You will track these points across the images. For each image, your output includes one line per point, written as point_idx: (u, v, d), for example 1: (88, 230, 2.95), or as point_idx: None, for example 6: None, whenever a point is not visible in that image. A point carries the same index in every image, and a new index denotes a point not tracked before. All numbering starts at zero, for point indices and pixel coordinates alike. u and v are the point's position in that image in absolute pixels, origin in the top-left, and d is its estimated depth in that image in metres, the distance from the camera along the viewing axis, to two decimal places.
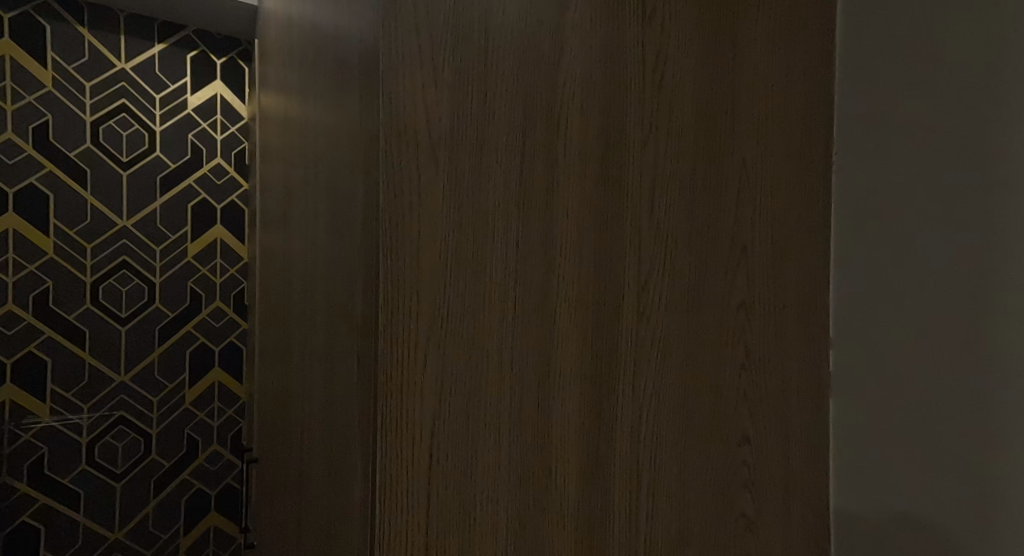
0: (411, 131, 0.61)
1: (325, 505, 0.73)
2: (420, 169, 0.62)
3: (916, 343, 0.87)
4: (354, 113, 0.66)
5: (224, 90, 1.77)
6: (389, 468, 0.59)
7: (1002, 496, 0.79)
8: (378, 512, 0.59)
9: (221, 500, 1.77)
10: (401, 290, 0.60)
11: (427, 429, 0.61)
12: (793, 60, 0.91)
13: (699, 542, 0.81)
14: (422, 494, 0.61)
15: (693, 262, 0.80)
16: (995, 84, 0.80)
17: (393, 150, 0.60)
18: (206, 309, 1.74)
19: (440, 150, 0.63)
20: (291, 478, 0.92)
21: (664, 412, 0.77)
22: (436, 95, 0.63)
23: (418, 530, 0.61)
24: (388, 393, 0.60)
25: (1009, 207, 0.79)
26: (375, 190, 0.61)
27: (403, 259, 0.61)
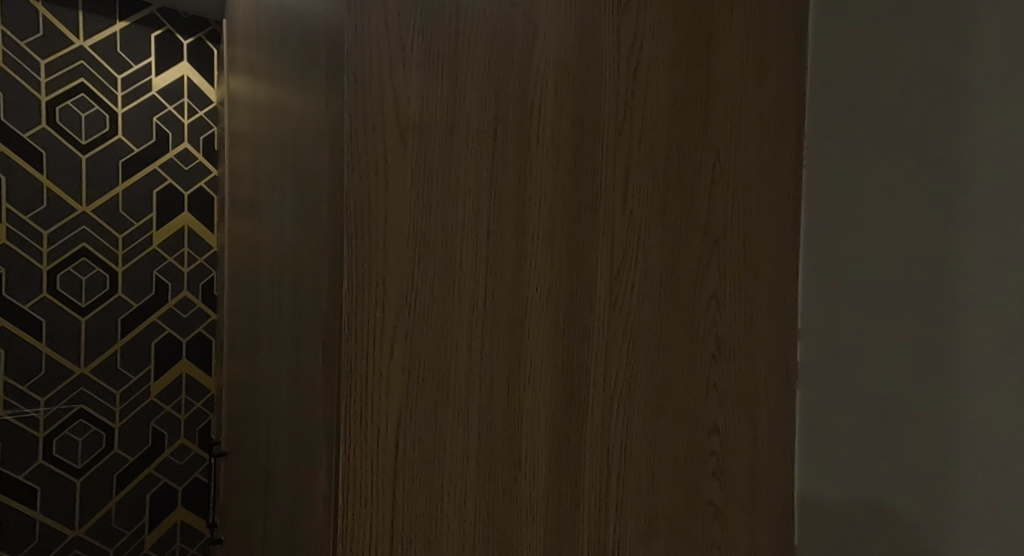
0: (378, 114, 0.61)
1: (291, 500, 0.76)
2: (387, 157, 0.62)
3: (876, 329, 0.91)
4: (321, 91, 0.64)
5: (190, 73, 1.86)
6: (350, 463, 0.61)
7: (951, 476, 0.84)
8: (341, 507, 0.60)
9: (185, 495, 1.88)
10: (367, 283, 0.61)
11: (395, 429, 0.63)
12: (768, 51, 0.94)
13: (668, 531, 0.84)
14: (389, 494, 0.62)
15: (666, 254, 0.83)
16: (955, 85, 0.84)
17: (357, 137, 0.60)
18: (172, 299, 1.84)
19: (411, 150, 0.63)
20: (260, 473, 0.97)
21: (635, 400, 0.80)
22: (404, 75, 0.62)
23: (383, 525, 0.62)
24: (353, 384, 0.61)
25: (964, 203, 0.83)
26: (340, 174, 0.61)
27: (367, 248, 0.61)
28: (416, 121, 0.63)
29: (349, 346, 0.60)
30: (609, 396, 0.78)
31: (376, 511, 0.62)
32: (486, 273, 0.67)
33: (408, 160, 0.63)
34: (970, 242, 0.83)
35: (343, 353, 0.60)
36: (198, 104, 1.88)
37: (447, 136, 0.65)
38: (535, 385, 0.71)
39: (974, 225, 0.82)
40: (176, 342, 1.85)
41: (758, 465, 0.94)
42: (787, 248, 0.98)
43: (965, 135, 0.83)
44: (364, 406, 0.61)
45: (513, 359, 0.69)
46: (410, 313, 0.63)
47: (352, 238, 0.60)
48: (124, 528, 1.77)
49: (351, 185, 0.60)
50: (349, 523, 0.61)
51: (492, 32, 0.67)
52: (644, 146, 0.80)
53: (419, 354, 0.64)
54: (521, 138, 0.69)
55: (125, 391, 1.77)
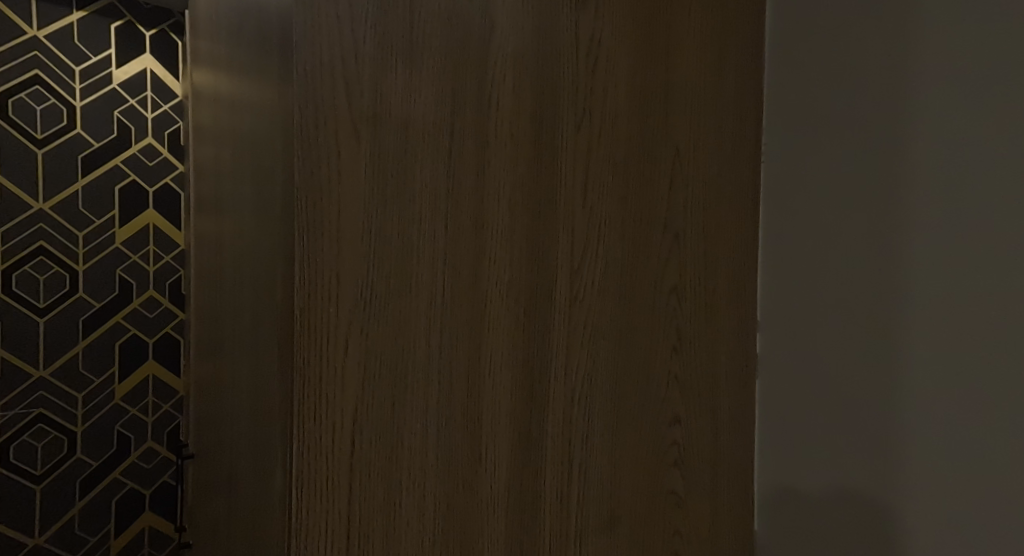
0: (330, 108, 0.61)
1: (251, 498, 0.75)
2: (341, 152, 0.61)
3: (832, 320, 0.94)
4: (277, 85, 0.63)
5: (152, 65, 1.81)
6: (304, 458, 0.60)
7: (902, 459, 0.86)
8: (295, 504, 0.60)
9: (155, 500, 1.82)
10: (319, 278, 0.61)
11: (350, 424, 0.62)
12: (726, 48, 0.95)
13: (630, 520, 0.85)
14: (346, 490, 0.62)
15: (626, 247, 0.84)
16: (903, 80, 0.87)
17: (309, 132, 0.60)
18: (138, 299, 1.79)
19: (364, 144, 0.63)
20: (223, 472, 0.95)
21: (596, 393, 0.81)
22: (357, 69, 0.62)
23: (340, 519, 0.62)
24: (307, 380, 0.60)
25: (912, 195, 0.86)
26: (290, 168, 0.61)
27: (320, 243, 0.61)
28: (370, 116, 0.63)
29: (302, 342, 0.60)
30: (571, 389, 0.78)
31: (331, 508, 0.62)
32: (444, 268, 0.67)
33: (361, 154, 0.62)
34: (917, 235, 0.85)
35: (297, 349, 0.60)
36: (163, 97, 1.83)
37: (403, 131, 0.65)
38: (495, 379, 0.72)
39: (921, 217, 0.85)
40: (141, 342, 1.80)
41: (719, 454, 0.96)
42: (746, 241, 0.99)
43: (911, 131, 0.86)
44: (319, 401, 0.61)
45: (473, 353, 0.70)
46: (365, 307, 0.63)
47: (304, 233, 0.60)
48: (88, 535, 1.72)
49: (300, 180, 0.60)
50: (304, 520, 0.61)
51: (448, 26, 0.67)
52: (603, 142, 0.81)
53: (376, 348, 0.64)
54: (479, 133, 0.70)
55: (88, 395, 1.72)
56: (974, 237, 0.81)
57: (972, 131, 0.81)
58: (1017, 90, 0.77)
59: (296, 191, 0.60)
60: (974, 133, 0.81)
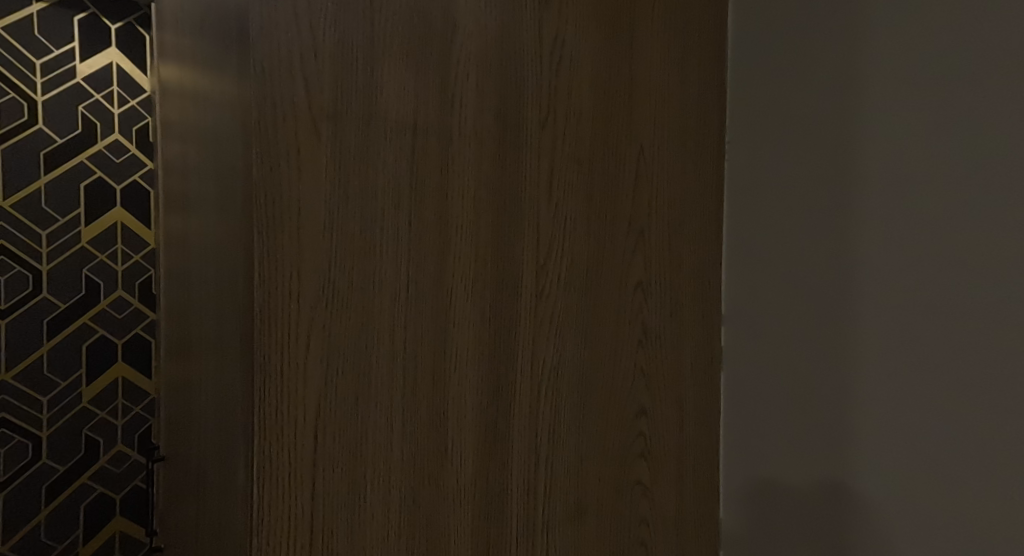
0: (290, 106, 0.61)
1: (216, 499, 0.75)
2: (301, 149, 0.62)
3: (792, 310, 0.96)
4: (237, 81, 0.63)
5: (119, 59, 1.79)
6: (266, 453, 0.61)
7: (858, 444, 0.89)
8: (257, 499, 0.60)
9: (124, 504, 1.79)
10: (279, 275, 0.61)
11: (314, 419, 0.63)
12: (690, 47, 0.97)
13: (598, 510, 0.87)
14: (309, 487, 0.63)
15: (592, 243, 0.85)
16: (857, 77, 0.89)
17: (268, 130, 0.60)
18: (106, 299, 1.76)
19: (325, 140, 0.63)
20: (190, 475, 0.94)
21: (563, 385, 0.82)
22: (317, 66, 0.62)
23: (303, 514, 0.62)
24: (267, 376, 0.61)
25: (865, 188, 0.89)
26: (249, 165, 0.61)
27: (282, 240, 0.61)
28: (330, 113, 0.63)
29: (262, 338, 0.60)
30: (537, 383, 0.79)
31: (294, 504, 0.62)
32: (409, 263, 0.68)
33: (321, 150, 0.62)
34: (871, 231, 0.88)
35: (257, 345, 0.60)
36: (130, 92, 1.81)
37: (364, 126, 0.65)
38: (461, 375, 0.72)
39: (875, 210, 0.88)
40: (109, 343, 1.77)
41: (684, 446, 0.98)
42: (709, 236, 1.01)
43: (863, 127, 0.89)
44: (280, 397, 0.61)
45: (438, 348, 0.70)
46: (328, 303, 0.63)
47: (265, 227, 0.60)
48: (55, 541, 1.68)
49: (258, 175, 0.60)
50: (265, 515, 0.61)
51: (411, 23, 0.68)
52: (568, 139, 0.82)
53: (339, 344, 0.64)
54: (443, 129, 0.70)
55: (53, 398, 1.68)
56: (922, 229, 0.84)
57: (920, 130, 0.84)
58: (962, 89, 0.80)
59: (255, 185, 0.60)
60: (921, 132, 0.84)
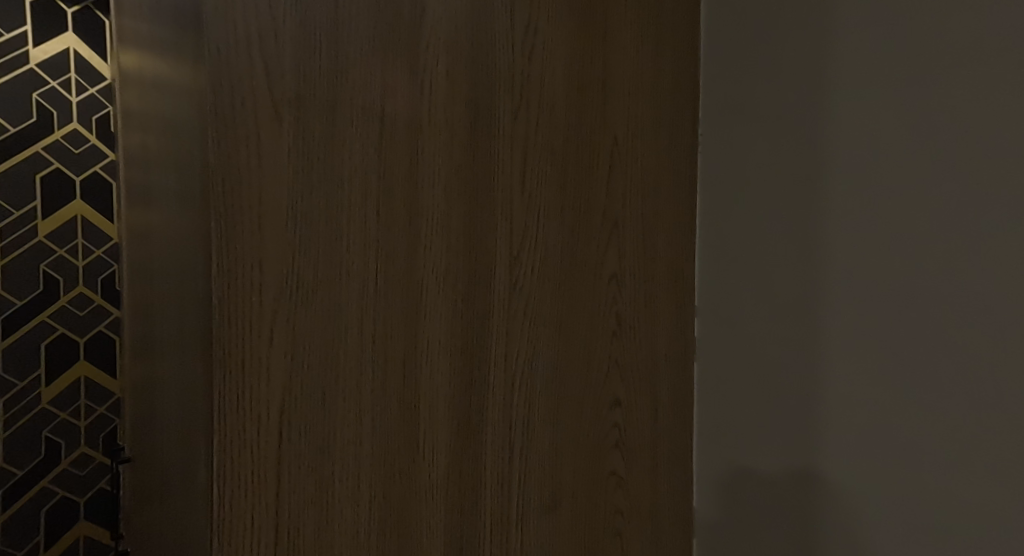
0: (248, 88, 0.58)
1: (178, 502, 0.72)
2: (261, 134, 0.59)
3: (765, 300, 0.96)
4: (192, 63, 0.59)
5: (77, 45, 1.60)
6: (227, 451, 0.58)
7: (832, 433, 0.89)
8: (216, 499, 0.57)
9: (91, 508, 1.63)
10: (239, 264, 0.58)
11: (278, 416, 0.60)
12: (663, 37, 0.96)
13: (572, 502, 0.86)
14: (273, 482, 0.60)
15: (565, 233, 0.84)
16: (826, 67, 0.89)
17: (225, 114, 0.57)
18: (65, 296, 1.59)
19: (287, 124, 0.60)
20: (154, 480, 0.91)
21: (537, 377, 0.81)
22: (278, 48, 0.59)
23: (267, 513, 0.60)
24: (228, 371, 0.58)
25: (833, 179, 0.89)
26: (205, 151, 0.57)
27: (242, 230, 0.58)
28: (292, 96, 0.60)
29: (221, 330, 0.57)
30: (510, 375, 0.78)
31: (258, 501, 0.59)
32: (376, 253, 0.66)
33: (283, 135, 0.60)
34: (841, 221, 0.88)
35: (216, 339, 0.57)
36: (90, 80, 1.62)
37: (329, 110, 0.62)
38: (432, 368, 0.70)
39: (845, 200, 0.87)
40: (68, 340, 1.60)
41: (659, 435, 0.98)
42: (682, 228, 1.01)
43: (833, 118, 0.89)
44: (241, 390, 0.58)
45: (410, 341, 0.69)
46: (292, 295, 0.60)
47: (223, 216, 0.57)
48: (13, 549, 1.54)
49: (214, 160, 0.57)
50: (225, 513, 0.58)
51: (377, 5, 0.65)
52: (541, 127, 0.80)
53: (304, 337, 0.61)
54: (412, 116, 0.68)
55: (9, 400, 1.52)
56: (891, 220, 0.83)
57: (889, 120, 0.84)
58: (932, 77, 0.80)
59: (211, 171, 0.57)
60: (890, 122, 0.84)
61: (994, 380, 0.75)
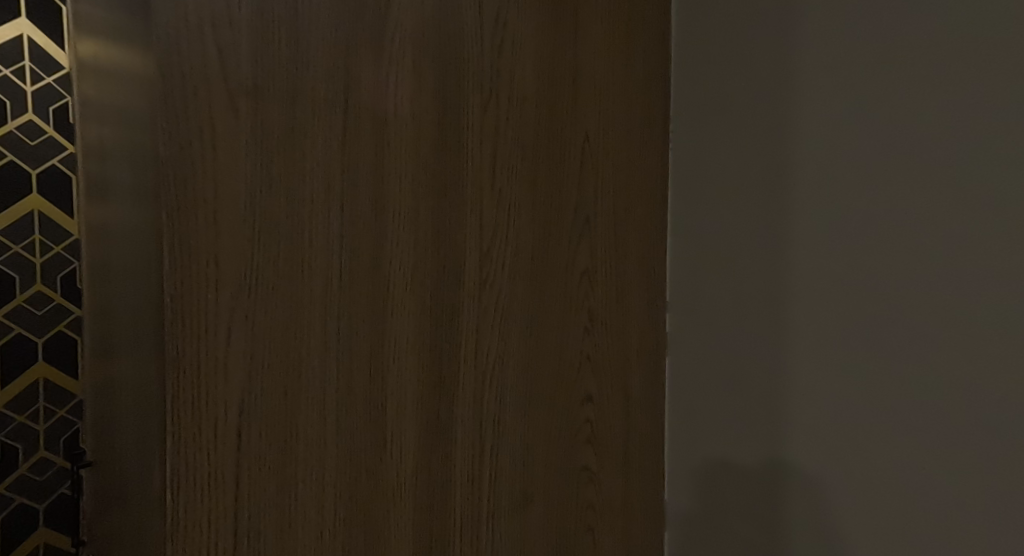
0: (202, 79, 0.56)
1: (135, 508, 0.69)
2: (216, 127, 0.56)
3: (734, 296, 0.96)
4: (140, 51, 0.56)
5: (31, 31, 1.36)
6: (182, 453, 0.55)
7: (800, 427, 0.89)
8: (171, 504, 0.55)
9: (52, 517, 1.38)
10: (194, 261, 0.56)
11: (237, 417, 0.58)
12: (633, 33, 0.96)
13: (544, 499, 0.85)
14: (232, 486, 0.58)
15: (537, 230, 0.83)
16: (792, 64, 0.90)
17: (176, 104, 0.55)
18: (23, 295, 1.36)
19: (244, 116, 0.58)
20: (113, 486, 0.87)
21: (508, 375, 0.80)
22: (233, 38, 0.57)
23: (226, 517, 0.58)
24: (183, 371, 0.55)
25: (800, 175, 0.89)
26: (155, 143, 0.55)
27: (196, 225, 0.56)
28: (249, 88, 0.58)
29: (173, 330, 0.55)
30: (481, 373, 0.77)
31: (216, 505, 0.57)
32: (341, 250, 0.64)
33: (239, 127, 0.58)
34: (808, 216, 0.88)
35: (170, 338, 0.55)
36: (44, 68, 1.37)
37: (289, 104, 0.60)
38: (399, 367, 0.69)
39: (812, 196, 0.88)
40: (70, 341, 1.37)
41: (631, 431, 0.98)
42: (653, 223, 1.01)
43: (800, 114, 0.89)
44: (196, 391, 0.56)
45: (376, 338, 0.67)
46: (250, 293, 0.58)
47: (175, 211, 0.55)
48: None
49: (166, 154, 0.54)
50: (180, 520, 0.55)
51: None
52: (510, 123, 0.80)
53: (263, 336, 0.59)
54: (377, 111, 0.67)
55: None
56: (856, 215, 0.84)
57: (855, 117, 0.84)
58: (897, 76, 0.81)
59: (162, 165, 0.54)
60: (855, 119, 0.84)
61: (955, 377, 0.76)
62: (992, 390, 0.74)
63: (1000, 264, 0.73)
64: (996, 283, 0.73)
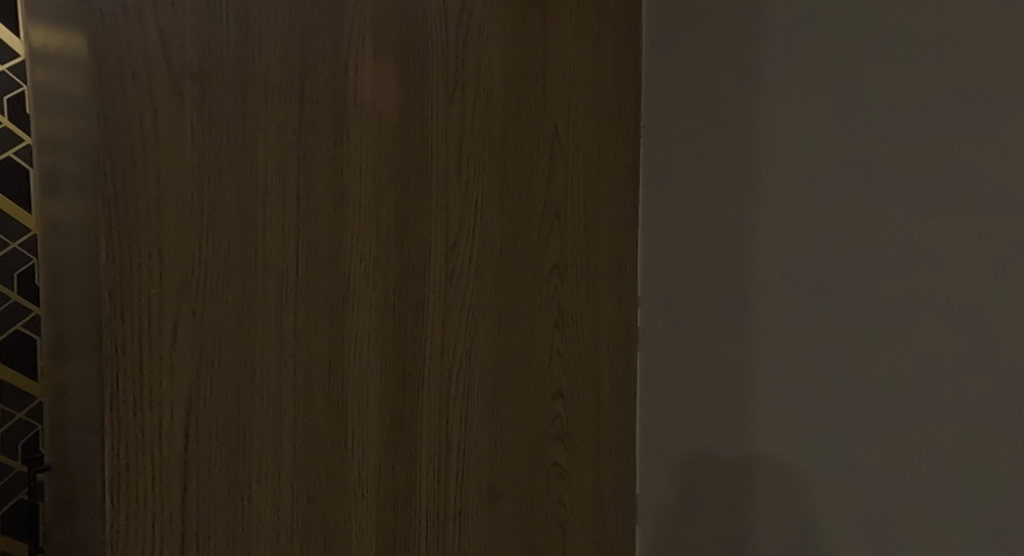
0: (143, 63, 0.53)
1: (81, 513, 0.66)
2: (158, 115, 0.54)
3: (703, 290, 0.96)
4: (75, 33, 0.53)
5: None
6: (123, 456, 0.53)
7: (769, 421, 0.89)
8: (110, 509, 0.52)
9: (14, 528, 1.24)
10: (134, 254, 0.53)
11: (184, 417, 0.56)
12: (602, 25, 0.95)
13: (513, 496, 0.84)
14: (180, 489, 0.56)
15: (505, 224, 0.82)
16: (758, 57, 0.90)
17: (113, 89, 0.52)
18: None
19: (189, 103, 0.56)
20: (64, 493, 0.84)
21: (475, 371, 0.79)
22: (176, 22, 0.55)
23: (172, 521, 0.55)
24: (122, 370, 0.53)
25: (767, 169, 0.89)
26: (90, 131, 0.52)
27: (136, 218, 0.53)
28: (195, 75, 0.56)
29: (112, 327, 0.52)
30: (447, 369, 0.76)
31: (161, 509, 0.55)
32: (297, 245, 0.62)
33: (184, 116, 0.55)
34: (777, 210, 0.88)
35: (108, 336, 0.52)
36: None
37: (240, 93, 0.58)
38: (361, 363, 0.68)
39: (780, 190, 0.88)
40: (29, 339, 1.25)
41: (602, 427, 0.97)
42: (624, 217, 1.00)
43: (766, 108, 0.89)
44: (139, 390, 0.54)
45: (336, 335, 0.65)
46: (198, 289, 0.56)
47: (111, 203, 0.52)
48: None
49: (101, 141, 0.51)
50: (122, 526, 0.53)
51: None
52: (477, 115, 0.78)
53: (212, 333, 0.57)
54: (336, 99, 0.65)
55: None
56: (823, 208, 0.84)
57: (821, 111, 0.84)
58: (861, 70, 0.81)
59: (97, 153, 0.52)
60: (822, 113, 0.84)
61: (919, 369, 0.77)
62: (956, 382, 0.74)
63: (963, 256, 0.73)
64: (960, 276, 0.74)
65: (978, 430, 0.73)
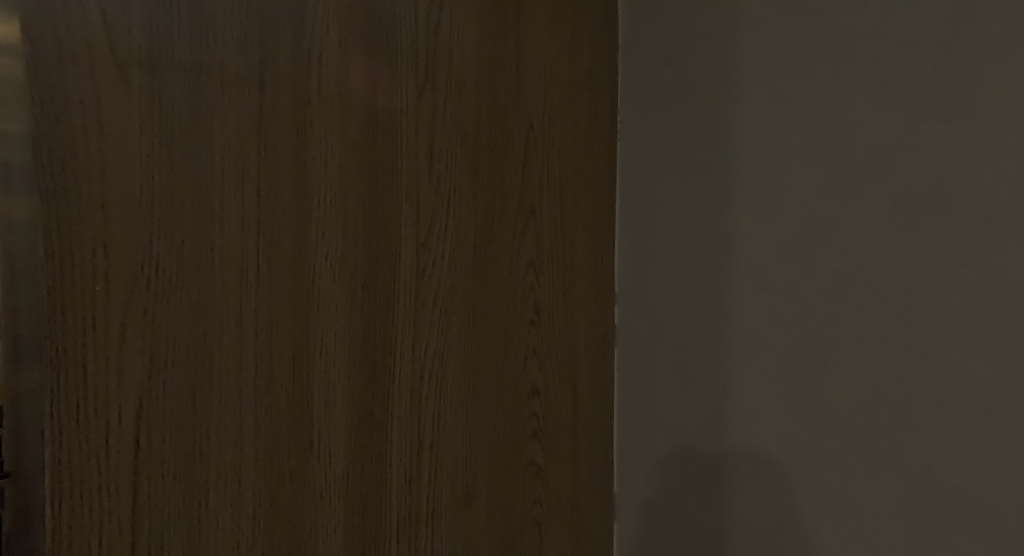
0: (86, 50, 0.50)
1: None
2: (103, 103, 0.51)
3: (679, 286, 0.95)
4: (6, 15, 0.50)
5: None
6: (66, 463, 0.50)
7: (746, 417, 0.88)
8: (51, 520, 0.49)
9: None
10: (77, 251, 0.50)
11: (132, 421, 0.53)
12: (576, 17, 0.93)
13: (487, 496, 0.82)
14: (130, 496, 0.53)
15: (478, 219, 0.80)
16: (732, 50, 0.89)
17: (54, 76, 0.49)
18: None
19: (138, 92, 0.53)
20: None
21: (448, 370, 0.77)
22: (123, 7, 0.52)
23: (122, 530, 0.53)
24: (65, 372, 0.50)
25: (742, 162, 0.88)
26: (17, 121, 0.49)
27: (80, 212, 0.50)
28: (144, 63, 0.53)
29: (52, 327, 0.49)
30: (418, 367, 0.74)
31: (109, 517, 0.52)
32: (257, 241, 0.60)
33: (132, 105, 0.53)
34: (753, 204, 0.87)
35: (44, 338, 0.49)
36: None
37: (194, 83, 0.56)
38: (326, 362, 0.65)
39: (757, 184, 0.87)
40: None
41: (578, 425, 0.96)
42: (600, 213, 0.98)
43: (741, 101, 0.88)
44: (82, 394, 0.51)
45: (300, 334, 0.63)
46: (149, 287, 0.54)
47: (47, 196, 0.49)
48: None
49: (38, 129, 0.48)
50: (66, 537, 0.50)
51: None
52: (448, 107, 0.76)
53: (164, 333, 0.55)
54: (299, 91, 0.62)
55: None
56: (799, 202, 0.83)
57: (796, 104, 0.83)
58: (837, 63, 0.80)
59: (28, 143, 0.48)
60: (797, 106, 0.83)
61: (896, 364, 0.76)
62: (932, 376, 0.74)
63: (938, 250, 0.73)
64: (935, 269, 0.73)
65: (953, 423, 0.72)
